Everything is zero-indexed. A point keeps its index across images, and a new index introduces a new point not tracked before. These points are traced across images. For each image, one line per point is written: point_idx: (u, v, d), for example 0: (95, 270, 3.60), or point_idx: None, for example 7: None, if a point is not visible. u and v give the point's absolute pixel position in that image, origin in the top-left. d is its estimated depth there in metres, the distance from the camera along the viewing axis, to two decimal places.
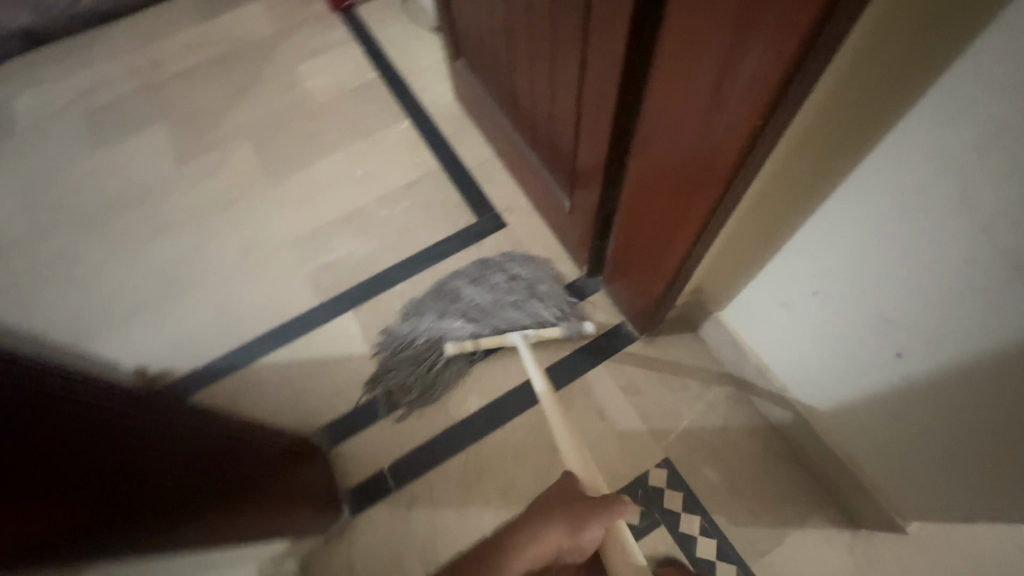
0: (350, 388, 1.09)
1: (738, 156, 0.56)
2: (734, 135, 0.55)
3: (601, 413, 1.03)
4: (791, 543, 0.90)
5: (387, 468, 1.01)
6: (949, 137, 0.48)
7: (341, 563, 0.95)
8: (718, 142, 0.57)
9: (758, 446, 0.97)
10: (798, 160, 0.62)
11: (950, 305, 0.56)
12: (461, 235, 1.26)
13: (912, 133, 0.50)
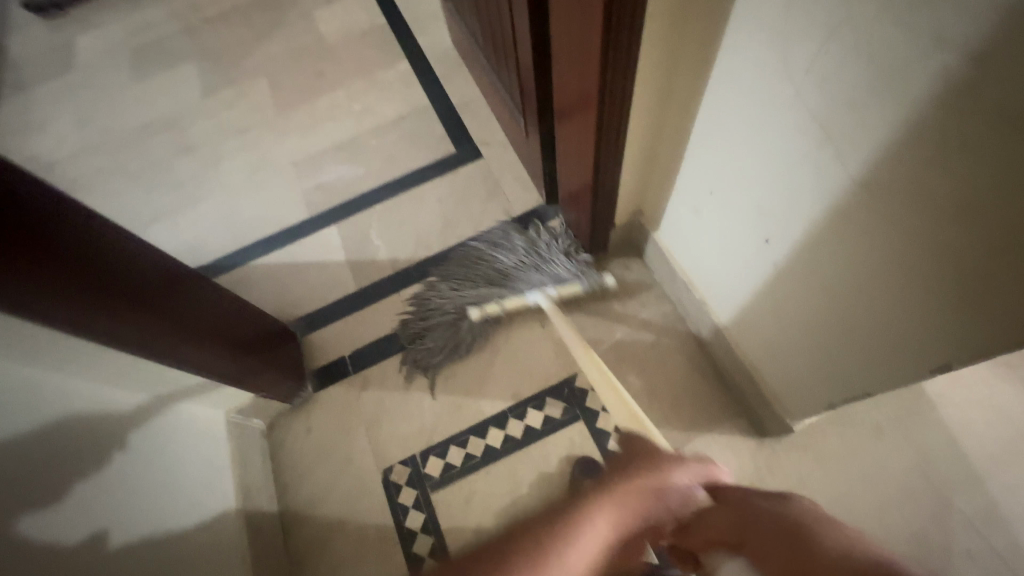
0: (326, 289, 1.23)
1: (600, 39, 0.63)
2: (591, 18, 0.62)
3: (541, 323, 1.11)
4: (699, 446, 0.95)
5: (349, 356, 1.15)
6: (766, 14, 0.53)
7: (301, 428, 1.09)
8: (585, 30, 0.64)
9: (684, 360, 1.02)
10: (688, 52, 0.67)
11: (791, 182, 0.60)
12: (439, 163, 1.36)
13: (747, 13, 0.55)
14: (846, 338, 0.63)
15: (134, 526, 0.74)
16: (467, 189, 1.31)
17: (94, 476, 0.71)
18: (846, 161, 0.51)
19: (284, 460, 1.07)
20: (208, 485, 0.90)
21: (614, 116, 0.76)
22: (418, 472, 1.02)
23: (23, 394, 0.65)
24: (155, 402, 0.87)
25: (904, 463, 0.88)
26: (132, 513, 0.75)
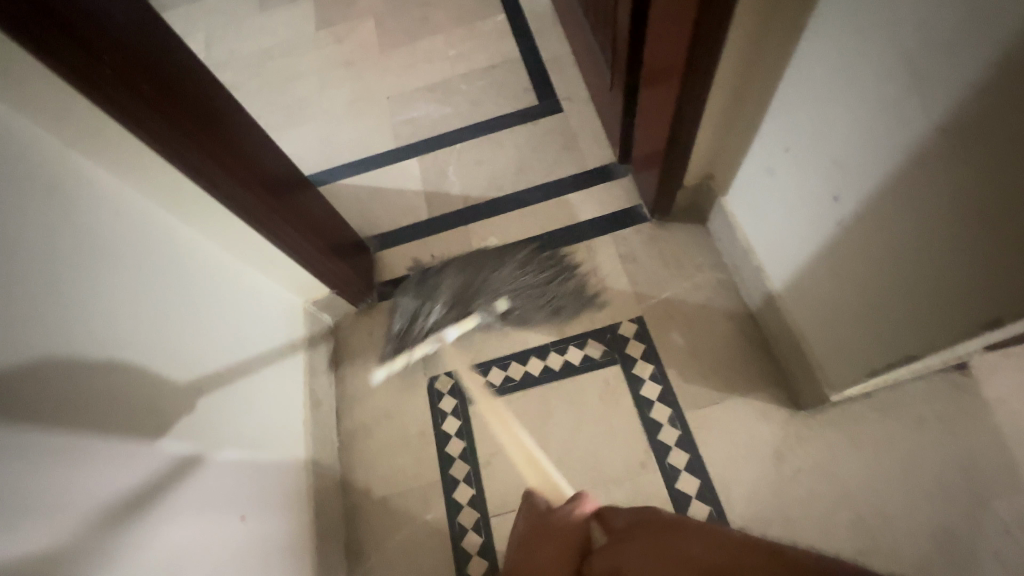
0: (401, 215, 1.33)
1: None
2: None
3: (595, 272, 1.16)
4: (731, 407, 0.97)
5: (413, 275, 1.25)
6: None
7: (363, 330, 1.21)
8: None
9: (731, 326, 1.04)
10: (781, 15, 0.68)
11: (865, 135, 0.61)
12: (521, 113, 1.42)
13: None
14: (909, 295, 0.62)
15: (216, 400, 0.83)
16: (543, 140, 1.36)
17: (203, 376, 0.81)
18: (937, 103, 0.50)
19: (344, 354, 1.18)
20: (285, 398, 1.00)
21: (702, 60, 0.76)
22: (460, 384, 1.10)
23: (143, 236, 0.76)
24: (250, 271, 1.00)
25: (944, 459, 0.86)
26: (219, 380, 0.84)
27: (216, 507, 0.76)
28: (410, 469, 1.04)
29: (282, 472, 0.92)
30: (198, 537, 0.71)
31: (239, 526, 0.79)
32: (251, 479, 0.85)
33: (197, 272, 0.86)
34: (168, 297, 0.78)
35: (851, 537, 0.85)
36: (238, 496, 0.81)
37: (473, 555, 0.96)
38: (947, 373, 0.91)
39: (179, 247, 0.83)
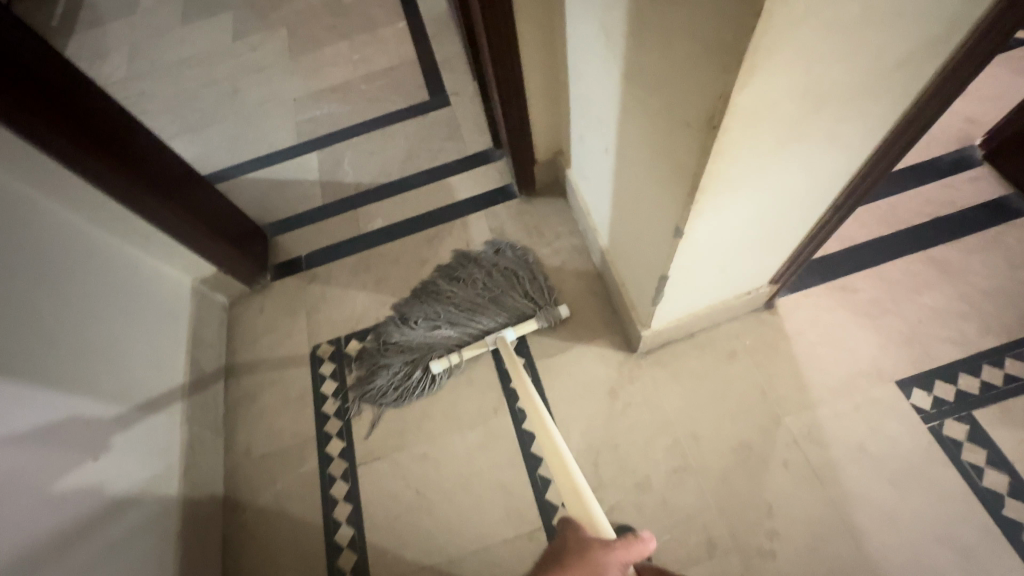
0: (299, 202, 1.43)
1: None
2: None
3: (468, 244, 1.27)
4: (576, 353, 1.08)
5: (306, 256, 1.34)
6: None
7: (255, 307, 1.29)
8: None
9: (581, 284, 1.15)
10: None
11: (605, 93, 0.73)
12: (413, 108, 1.54)
13: None
14: (648, 217, 0.72)
15: (77, 369, 0.87)
16: (431, 131, 1.48)
17: (66, 346, 0.86)
18: (618, 46, 0.61)
19: (237, 329, 1.26)
20: (166, 366, 1.06)
21: (504, 31, 0.87)
22: (340, 349, 1.19)
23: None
24: (124, 240, 1.04)
25: (747, 386, 0.98)
26: (86, 349, 0.90)
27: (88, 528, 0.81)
28: (290, 429, 1.12)
29: (158, 436, 0.99)
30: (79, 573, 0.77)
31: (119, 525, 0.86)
32: (110, 488, 0.87)
33: (62, 248, 0.91)
34: (26, 270, 0.83)
35: (668, 457, 0.95)
36: (101, 511, 0.84)
37: (340, 500, 1.04)
38: (758, 313, 1.04)
39: (16, 240, 0.83)
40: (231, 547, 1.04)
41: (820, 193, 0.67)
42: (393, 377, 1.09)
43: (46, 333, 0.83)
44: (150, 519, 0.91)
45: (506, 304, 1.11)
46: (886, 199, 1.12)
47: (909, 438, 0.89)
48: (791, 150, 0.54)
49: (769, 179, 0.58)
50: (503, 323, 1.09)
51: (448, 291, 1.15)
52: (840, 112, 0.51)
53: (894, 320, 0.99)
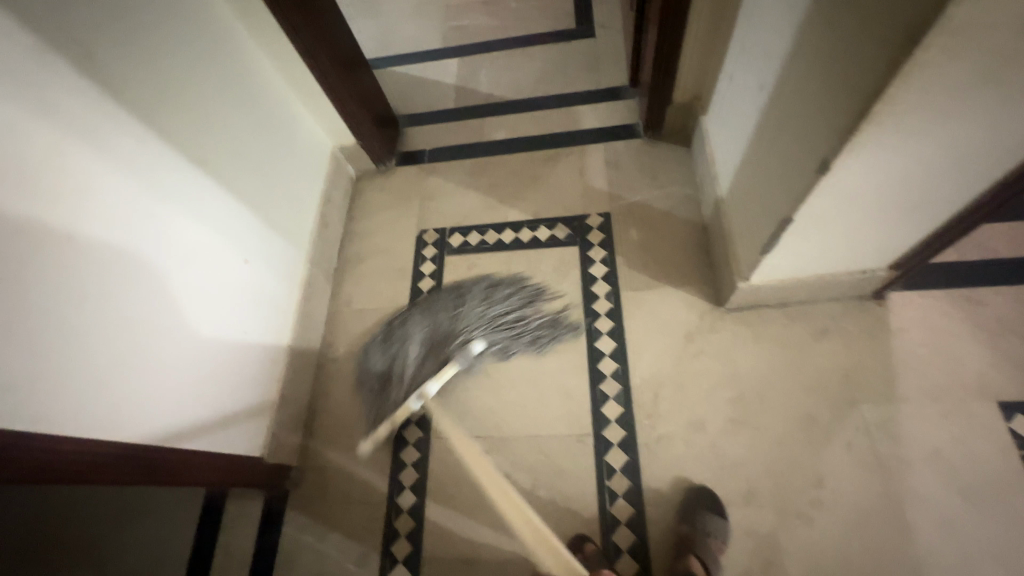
0: (432, 102, 1.52)
1: None
2: None
3: (581, 172, 1.30)
4: (662, 294, 1.10)
5: (429, 151, 1.44)
6: None
7: (376, 185, 1.41)
8: None
9: (684, 232, 1.16)
10: None
11: (782, 21, 0.72)
12: (557, 33, 1.55)
13: None
14: (791, 154, 0.71)
15: (246, 183, 1.01)
16: (570, 59, 1.49)
17: (239, 162, 1.00)
18: None
19: (357, 201, 1.40)
20: (304, 209, 1.20)
21: None
22: (443, 238, 1.29)
23: (212, 27, 0.94)
24: (278, 80, 1.14)
25: (832, 366, 0.96)
26: (253, 170, 1.03)
27: (215, 323, 0.93)
28: (386, 294, 1.25)
29: (280, 265, 1.11)
30: (201, 358, 0.90)
31: (241, 328, 0.99)
32: (250, 291, 1.02)
33: (250, 77, 1.04)
34: (222, 87, 0.96)
35: (729, 408, 0.97)
36: (240, 305, 0.99)
37: None
38: (864, 302, 1.00)
39: (218, 60, 0.95)
40: (322, 374, 1.18)
41: (991, 161, 0.63)
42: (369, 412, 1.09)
43: (229, 146, 0.97)
44: (263, 332, 1.05)
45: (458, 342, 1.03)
46: None
47: (996, 458, 0.85)
48: (986, 92, 0.51)
49: (946, 125, 0.56)
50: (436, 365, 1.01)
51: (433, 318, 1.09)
52: None
53: (1018, 342, 0.92)
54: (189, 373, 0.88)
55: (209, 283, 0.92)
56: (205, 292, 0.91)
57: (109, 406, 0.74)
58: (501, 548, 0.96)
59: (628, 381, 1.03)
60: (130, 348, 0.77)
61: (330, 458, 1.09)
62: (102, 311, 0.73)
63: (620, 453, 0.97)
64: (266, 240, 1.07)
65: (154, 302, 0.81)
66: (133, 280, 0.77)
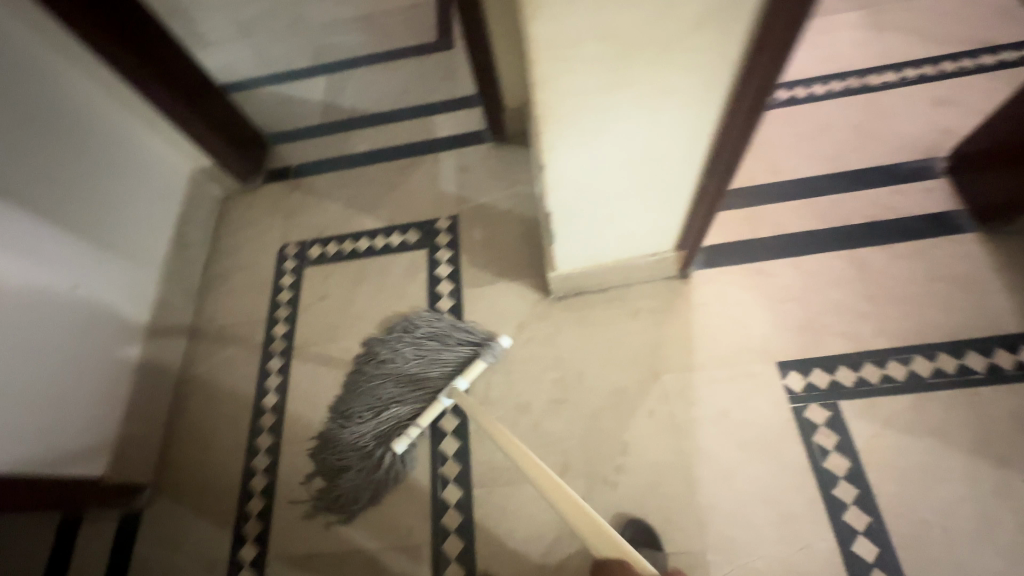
0: (300, 119, 1.56)
1: None
2: None
3: (434, 178, 1.36)
4: (499, 288, 1.17)
5: (295, 167, 1.48)
6: None
7: (243, 203, 1.45)
8: None
9: (523, 228, 1.24)
10: None
11: None
12: (420, 46, 1.62)
13: None
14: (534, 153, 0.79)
15: (72, 212, 1.05)
16: (430, 71, 1.56)
17: (61, 191, 1.03)
18: None
19: (224, 219, 1.43)
20: (156, 231, 1.24)
21: None
22: (304, 250, 1.33)
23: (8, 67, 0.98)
24: (106, 104, 1.17)
25: (642, 342, 1.05)
26: (81, 197, 1.07)
27: (45, 345, 0.97)
28: (247, 308, 1.28)
29: (126, 286, 1.15)
30: (23, 380, 0.92)
31: (77, 347, 1.03)
32: (88, 312, 1.06)
33: (68, 110, 1.08)
34: (29, 121, 1.00)
35: (551, 389, 1.04)
36: (74, 328, 1.03)
37: (273, 372, 1.19)
38: (672, 281, 1.09)
39: (22, 96, 0.99)
40: (181, 392, 1.21)
41: (685, 152, 0.71)
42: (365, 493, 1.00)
43: (46, 177, 1.01)
44: (108, 351, 1.09)
45: (442, 361, 1.05)
46: (833, 194, 1.13)
47: (772, 412, 0.95)
48: (624, 95, 0.60)
49: (613, 124, 0.65)
50: (452, 371, 1.04)
51: (365, 392, 1.07)
52: (655, 70, 0.57)
53: (796, 307, 1.03)
54: (9, 396, 0.90)
55: (33, 307, 0.95)
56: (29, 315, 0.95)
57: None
58: (342, 538, 1.00)
59: None
60: None
61: (186, 473, 1.12)
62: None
63: (452, 440, 1.03)
64: (104, 262, 1.11)
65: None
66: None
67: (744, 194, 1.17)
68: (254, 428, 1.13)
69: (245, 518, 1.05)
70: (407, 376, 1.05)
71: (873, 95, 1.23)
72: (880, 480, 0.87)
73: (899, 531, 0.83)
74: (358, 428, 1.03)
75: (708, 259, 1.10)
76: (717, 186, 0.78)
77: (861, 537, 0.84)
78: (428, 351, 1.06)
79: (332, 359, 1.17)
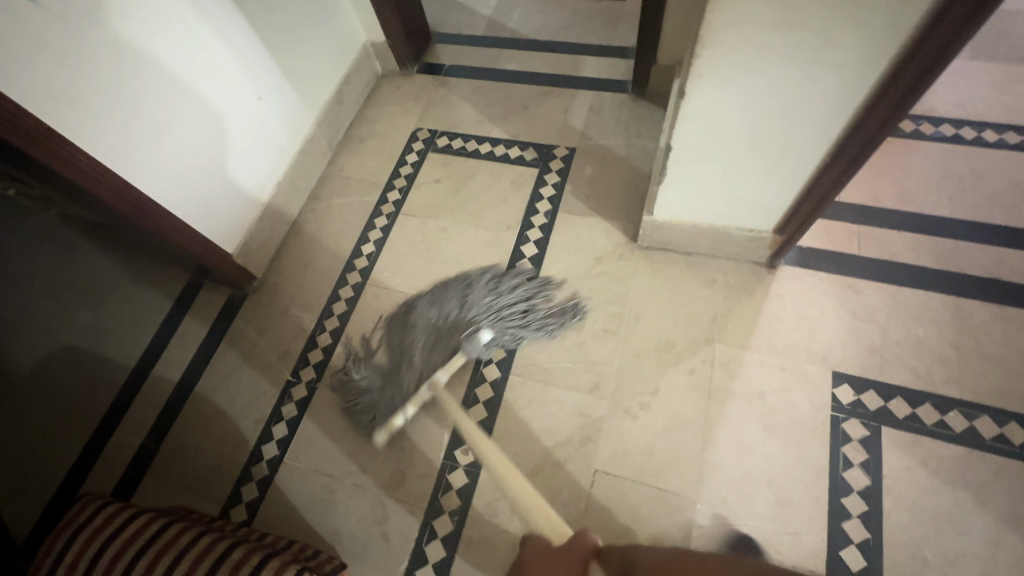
0: (465, 27, 1.69)
1: None
2: None
3: (565, 110, 1.45)
4: (591, 221, 1.24)
5: (448, 67, 1.62)
6: None
7: (396, 84, 1.62)
8: None
9: (632, 178, 1.29)
10: None
11: None
12: None
13: None
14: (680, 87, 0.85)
15: (274, 43, 1.24)
16: (596, 15, 1.62)
17: (274, 23, 1.23)
18: None
19: (376, 93, 1.60)
20: (326, 82, 1.43)
21: None
22: (432, 138, 1.48)
23: None
24: None
25: (706, 309, 1.09)
26: (285, 34, 1.26)
27: (216, 134, 1.16)
28: (372, 170, 1.46)
29: (287, 114, 1.33)
30: (205, 158, 1.14)
31: (237, 145, 1.21)
32: (262, 126, 1.27)
33: None
34: None
35: (607, 319, 1.12)
36: (249, 136, 1.24)
37: (377, 228, 1.35)
38: (757, 267, 1.11)
39: None
40: (301, 218, 1.41)
41: (827, 117, 0.74)
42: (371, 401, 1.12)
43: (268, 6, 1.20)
44: (256, 162, 1.28)
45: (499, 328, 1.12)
46: (961, 240, 1.08)
47: (809, 412, 0.96)
48: (795, 36, 0.64)
49: (772, 65, 0.69)
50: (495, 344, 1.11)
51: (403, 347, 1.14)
52: (827, 22, 0.62)
53: (873, 329, 1.01)
54: (194, 166, 1.12)
55: (218, 98, 1.14)
56: (210, 104, 1.13)
57: (117, 155, 0.97)
58: None
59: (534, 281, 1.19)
60: (152, 128, 1.02)
61: (285, 280, 1.32)
62: (119, 77, 0.94)
63: None
64: (278, 87, 1.28)
65: (165, 93, 1.03)
66: (150, 66, 0.99)
67: (862, 212, 1.14)
68: (349, 265, 1.31)
69: (320, 330, 1.24)
70: (452, 321, 1.14)
71: None
72: (896, 506, 0.87)
73: (894, 556, 0.84)
74: (403, 328, 1.17)
75: (801, 259, 1.11)
76: (843, 166, 0.80)
77: (853, 546, 0.85)
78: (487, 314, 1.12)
79: (428, 232, 1.32)
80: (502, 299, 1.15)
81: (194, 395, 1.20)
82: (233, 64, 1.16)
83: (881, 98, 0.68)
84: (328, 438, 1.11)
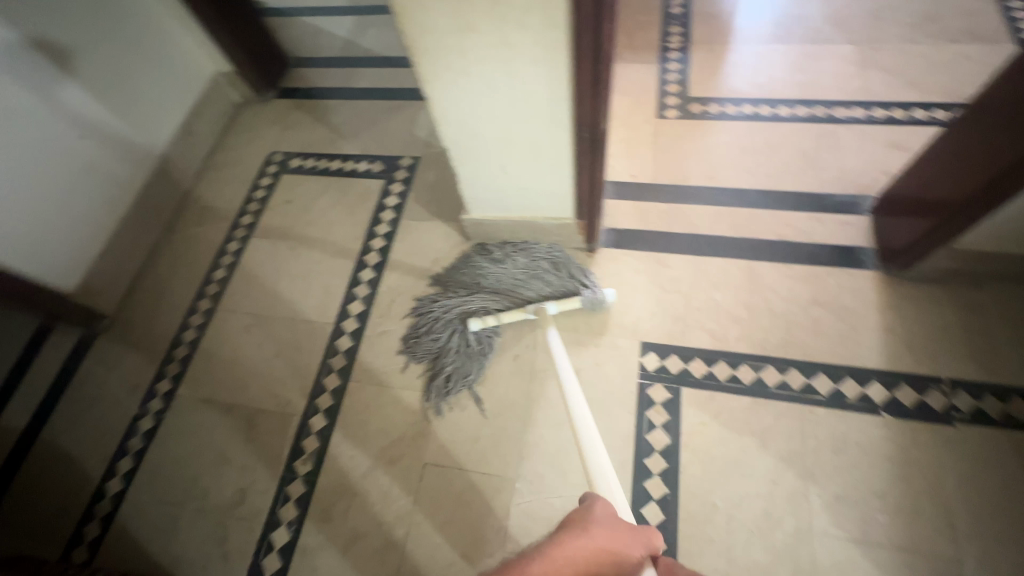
0: (321, 50, 1.73)
1: None
2: None
3: (412, 122, 1.50)
4: (432, 224, 1.29)
5: (304, 90, 1.66)
6: None
7: (254, 110, 1.64)
8: None
9: None
10: None
11: None
12: None
13: None
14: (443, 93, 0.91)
15: (96, 81, 1.26)
16: None
17: (92, 62, 1.25)
18: None
19: (233, 122, 1.63)
20: (170, 116, 1.45)
21: None
22: (286, 160, 1.51)
23: None
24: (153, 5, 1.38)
25: None
26: (108, 73, 1.28)
27: (33, 172, 1.15)
28: (227, 197, 1.47)
29: (123, 149, 1.34)
30: (24, 200, 1.14)
31: (65, 181, 1.22)
32: (93, 165, 1.27)
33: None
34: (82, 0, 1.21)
35: None
36: (79, 175, 1.25)
37: (230, 253, 1.37)
38: (577, 252, 1.18)
39: None
40: (155, 252, 1.41)
41: (552, 109, 0.81)
42: (434, 353, 1.11)
43: (82, 46, 1.22)
44: (92, 198, 1.28)
45: (548, 281, 1.10)
46: (755, 208, 1.17)
47: (619, 383, 1.02)
48: (481, 40, 0.71)
49: (478, 68, 0.75)
50: (551, 294, 1.09)
51: (464, 284, 1.15)
52: (499, 26, 0.69)
53: (678, 298, 1.09)
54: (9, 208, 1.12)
55: (32, 139, 1.15)
56: (23, 144, 1.13)
57: None
58: (238, 394, 1.17)
59: (376, 288, 1.23)
60: None
61: (137, 316, 1.32)
62: None
63: (348, 340, 1.18)
64: (106, 121, 1.29)
65: None
66: None
67: (671, 192, 1.23)
68: (200, 293, 1.32)
69: (170, 360, 1.24)
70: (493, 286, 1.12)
71: (831, 126, 1.25)
72: (689, 460, 0.93)
73: (688, 506, 0.90)
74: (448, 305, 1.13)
75: (617, 240, 1.18)
76: (590, 150, 0.87)
77: (652, 502, 0.91)
78: (532, 275, 1.11)
79: (278, 252, 1.34)
80: (524, 261, 1.13)
81: (39, 442, 1.18)
82: (46, 104, 1.17)
83: (579, 91, 0.76)
84: (173, 467, 1.11)
